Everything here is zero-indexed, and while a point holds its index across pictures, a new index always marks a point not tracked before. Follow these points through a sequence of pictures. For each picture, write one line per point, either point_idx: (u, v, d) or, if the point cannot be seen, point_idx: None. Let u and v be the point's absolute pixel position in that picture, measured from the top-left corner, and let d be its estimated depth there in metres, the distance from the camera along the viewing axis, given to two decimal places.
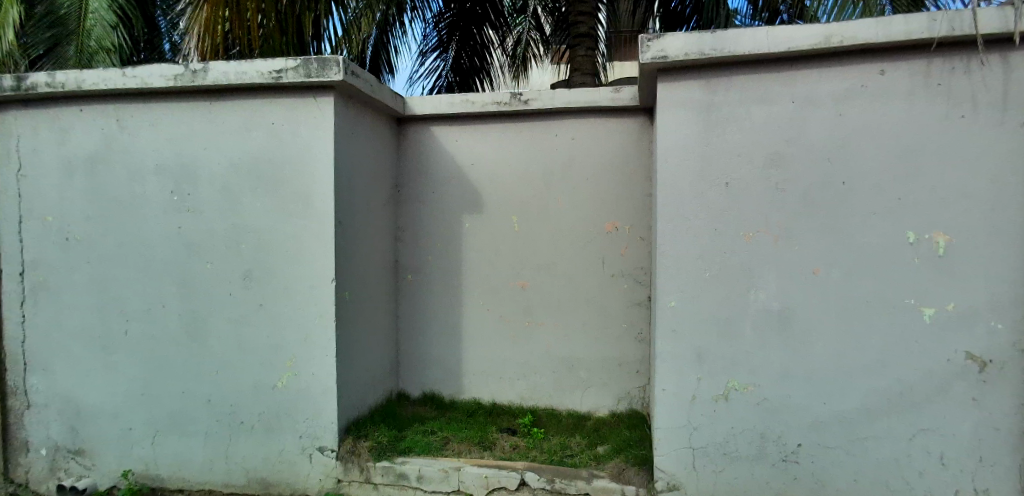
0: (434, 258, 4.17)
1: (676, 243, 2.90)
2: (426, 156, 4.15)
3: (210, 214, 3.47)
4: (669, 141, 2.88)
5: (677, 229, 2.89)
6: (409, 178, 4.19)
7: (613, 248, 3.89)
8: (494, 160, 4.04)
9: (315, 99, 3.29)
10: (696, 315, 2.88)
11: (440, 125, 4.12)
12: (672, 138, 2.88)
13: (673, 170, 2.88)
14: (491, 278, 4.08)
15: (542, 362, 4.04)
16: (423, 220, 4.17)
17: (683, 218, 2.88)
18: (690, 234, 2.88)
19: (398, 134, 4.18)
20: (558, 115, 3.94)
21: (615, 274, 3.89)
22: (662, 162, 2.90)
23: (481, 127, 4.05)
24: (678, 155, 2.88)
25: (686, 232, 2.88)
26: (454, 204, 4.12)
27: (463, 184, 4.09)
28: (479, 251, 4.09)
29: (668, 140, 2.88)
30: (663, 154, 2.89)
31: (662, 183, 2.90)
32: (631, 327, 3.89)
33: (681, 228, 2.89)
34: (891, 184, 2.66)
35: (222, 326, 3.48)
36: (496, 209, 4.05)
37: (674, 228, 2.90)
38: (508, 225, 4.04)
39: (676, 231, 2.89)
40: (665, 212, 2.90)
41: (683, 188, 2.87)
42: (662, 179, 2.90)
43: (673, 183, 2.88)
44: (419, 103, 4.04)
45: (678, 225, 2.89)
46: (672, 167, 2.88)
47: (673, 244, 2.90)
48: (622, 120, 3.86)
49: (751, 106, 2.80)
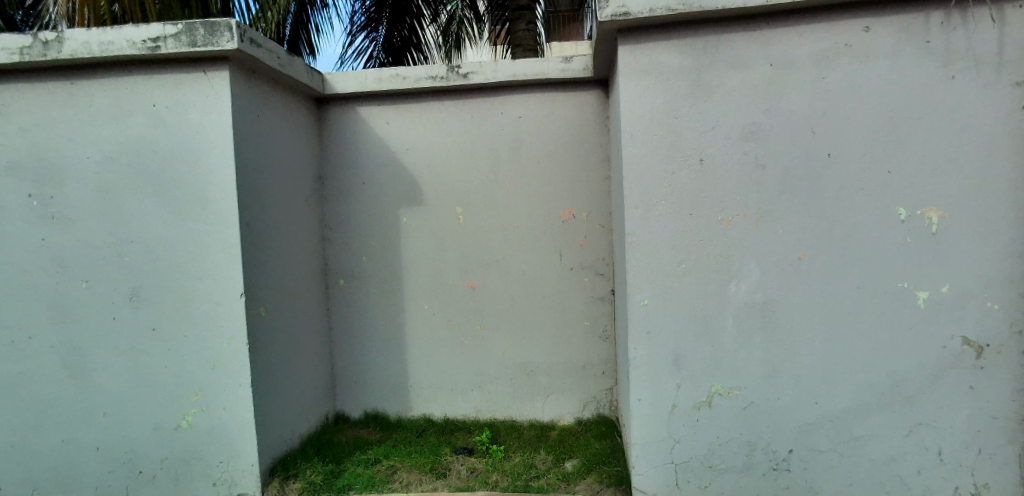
0: (368, 259, 3.64)
1: (648, 232, 2.51)
2: (352, 142, 3.60)
3: (79, 222, 2.76)
4: (634, 115, 2.49)
5: (648, 216, 2.51)
6: (334, 168, 3.62)
7: (570, 239, 3.49)
8: (432, 145, 3.54)
9: (205, 73, 2.67)
10: (671, 314, 2.53)
11: (367, 105, 3.57)
12: (638, 111, 2.48)
13: (640, 148, 2.49)
14: (436, 278, 3.61)
15: (498, 369, 3.62)
16: (354, 216, 3.63)
17: (654, 204, 2.50)
18: (662, 222, 2.50)
19: (319, 117, 3.60)
20: (503, 91, 3.49)
21: (574, 268, 3.50)
22: (627, 140, 2.50)
23: (416, 107, 3.54)
24: (645, 130, 2.48)
25: (658, 219, 2.50)
26: (388, 196, 3.59)
27: (398, 173, 3.57)
28: (420, 248, 3.60)
29: (633, 113, 2.48)
30: (628, 129, 2.49)
31: (628, 164, 2.51)
32: (593, 325, 3.52)
33: (652, 215, 2.51)
34: (879, 156, 2.38)
35: (105, 359, 2.82)
36: (437, 201, 3.56)
37: (643, 216, 2.51)
38: (452, 218, 3.56)
39: (647, 219, 2.51)
40: (634, 198, 2.51)
41: (651, 168, 2.49)
42: (628, 160, 2.51)
43: (643, 164, 2.49)
44: (341, 80, 3.47)
45: (649, 212, 2.51)
46: (639, 146, 2.49)
47: (645, 234, 2.52)
48: (573, 95, 3.45)
49: (724, 71, 2.43)
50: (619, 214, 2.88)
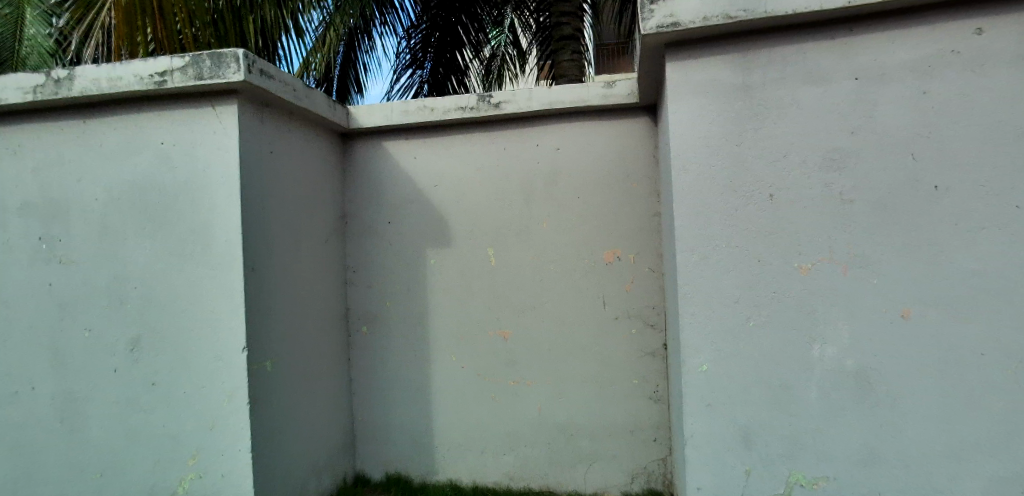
0: (392, 304, 3.35)
1: (704, 282, 2.07)
2: (377, 178, 3.36)
3: (86, 265, 2.61)
4: (686, 142, 2.09)
5: (705, 262, 2.07)
6: (358, 205, 3.39)
7: (615, 283, 3.08)
8: (461, 180, 3.25)
9: (213, 106, 2.52)
10: (738, 383, 2.05)
11: (393, 139, 3.34)
12: (691, 136, 2.08)
13: (693, 180, 2.08)
14: (465, 326, 3.26)
15: (533, 431, 3.20)
16: (378, 258, 3.37)
17: (711, 247, 2.06)
18: (722, 269, 2.05)
19: (344, 152, 3.39)
20: (538, 120, 3.18)
21: (619, 317, 3.08)
22: (678, 171, 2.10)
23: (444, 140, 3.27)
24: (699, 159, 2.07)
25: (716, 265, 2.06)
26: (414, 236, 3.31)
27: (425, 211, 3.30)
28: (447, 293, 3.28)
29: (685, 140, 2.09)
30: (680, 158, 2.09)
31: (679, 199, 2.09)
32: (643, 383, 3.06)
33: (710, 261, 2.07)
34: (1005, 187, 1.87)
35: (104, 413, 2.61)
36: (466, 241, 3.25)
37: (698, 261, 2.08)
38: (483, 259, 3.23)
39: (705, 265, 2.07)
40: (687, 239, 2.09)
41: (710, 204, 2.06)
42: (679, 195, 2.09)
43: (698, 199, 2.07)
44: (366, 113, 3.26)
45: (706, 258, 2.07)
46: (693, 178, 2.08)
47: (701, 284, 2.08)
48: (616, 123, 3.10)
49: (796, 87, 2.01)
50: (671, 257, 2.46)
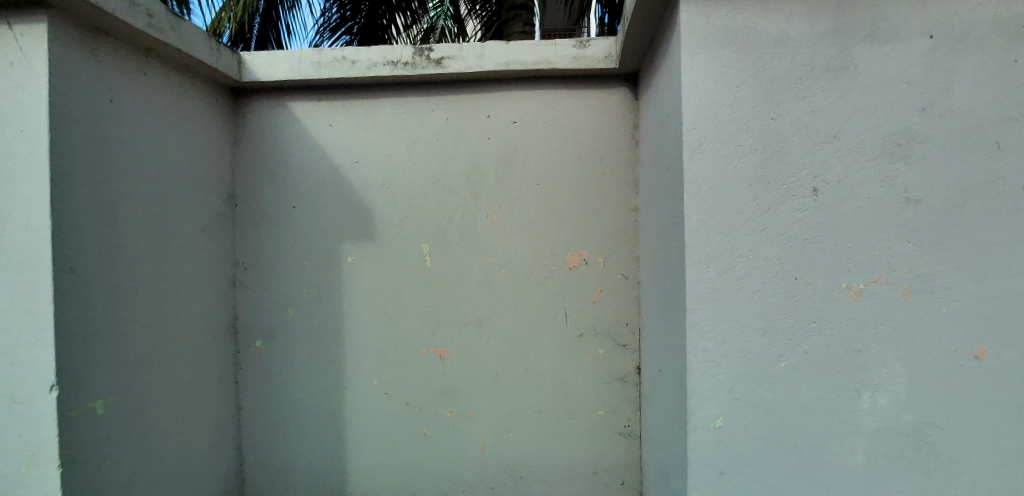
0: (297, 314, 2.61)
1: (722, 307, 1.51)
2: (280, 149, 2.58)
3: None
4: (704, 113, 1.51)
5: (723, 281, 1.51)
6: (252, 184, 2.59)
7: (580, 293, 2.49)
8: (390, 157, 2.54)
9: (8, 24, 1.69)
10: (756, 442, 1.52)
11: (302, 100, 2.56)
12: (710, 106, 1.51)
13: (711, 166, 1.51)
14: (392, 343, 2.58)
15: (474, 474, 2.57)
16: (279, 253, 2.60)
17: (732, 260, 1.50)
18: (746, 291, 1.50)
19: (235, 114, 2.58)
20: (491, 86, 2.52)
21: (584, 335, 2.50)
22: (691, 152, 1.52)
23: (370, 105, 2.55)
24: (721, 138, 1.50)
25: (739, 285, 1.51)
26: (328, 227, 2.58)
27: (342, 195, 2.56)
28: (370, 301, 2.57)
29: (703, 110, 1.51)
30: (694, 135, 1.51)
31: (691, 192, 1.52)
32: (610, 415, 2.51)
33: (729, 279, 1.51)
34: None
35: None
36: (395, 235, 2.55)
37: (714, 279, 1.51)
38: (416, 259, 2.55)
39: (722, 285, 1.51)
40: (698, 247, 1.52)
41: (732, 200, 1.50)
42: (690, 186, 1.51)
43: (717, 192, 1.50)
44: (265, 62, 2.47)
45: (724, 274, 1.51)
46: (711, 163, 1.51)
47: (716, 310, 1.52)
48: (588, 94, 2.49)
49: (854, 43, 1.47)
50: (662, 266, 1.89)
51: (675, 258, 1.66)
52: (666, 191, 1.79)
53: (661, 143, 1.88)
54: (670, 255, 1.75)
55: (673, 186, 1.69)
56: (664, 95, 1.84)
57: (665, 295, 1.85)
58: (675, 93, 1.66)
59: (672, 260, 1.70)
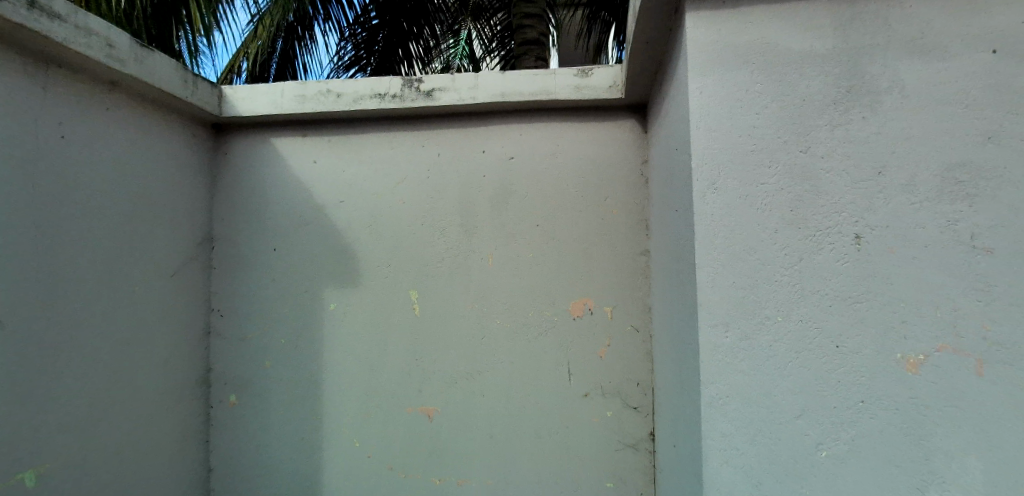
0: (274, 366, 2.38)
1: (744, 380, 1.23)
2: (261, 188, 2.41)
3: None
4: (716, 145, 1.27)
5: (745, 347, 1.23)
6: (231, 225, 2.42)
7: (584, 346, 2.22)
8: (377, 195, 2.35)
9: None
10: None
11: (286, 135, 2.41)
12: (723, 136, 1.27)
13: (727, 208, 1.25)
14: (375, 399, 2.33)
15: None
16: (257, 299, 2.40)
17: (756, 322, 1.23)
18: (774, 360, 1.22)
19: (216, 151, 2.44)
20: (486, 118, 2.32)
21: (589, 393, 2.21)
22: (702, 190, 1.27)
23: (357, 140, 2.38)
24: (738, 174, 1.25)
25: (765, 353, 1.22)
26: (309, 271, 2.37)
27: (325, 237, 2.37)
28: (352, 352, 2.34)
29: (715, 141, 1.27)
30: (705, 170, 1.27)
31: (702, 238, 1.27)
32: (620, 487, 2.19)
33: (753, 344, 1.23)
34: None
35: None
36: (381, 280, 2.33)
37: (733, 346, 1.23)
38: (402, 307, 2.32)
39: (744, 351, 1.23)
40: (712, 306, 1.25)
41: (753, 248, 1.24)
42: (701, 231, 1.27)
43: (734, 239, 1.24)
44: (247, 97, 2.33)
45: (746, 341, 1.23)
46: (726, 204, 1.25)
47: (737, 383, 1.23)
48: (591, 126, 2.27)
49: (897, 60, 1.23)
50: (673, 322, 1.62)
51: (687, 315, 1.39)
52: (677, 234, 1.53)
53: (670, 180, 1.64)
54: (681, 311, 1.48)
55: (684, 229, 1.43)
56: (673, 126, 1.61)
57: (677, 357, 1.57)
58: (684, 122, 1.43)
59: (684, 317, 1.44)
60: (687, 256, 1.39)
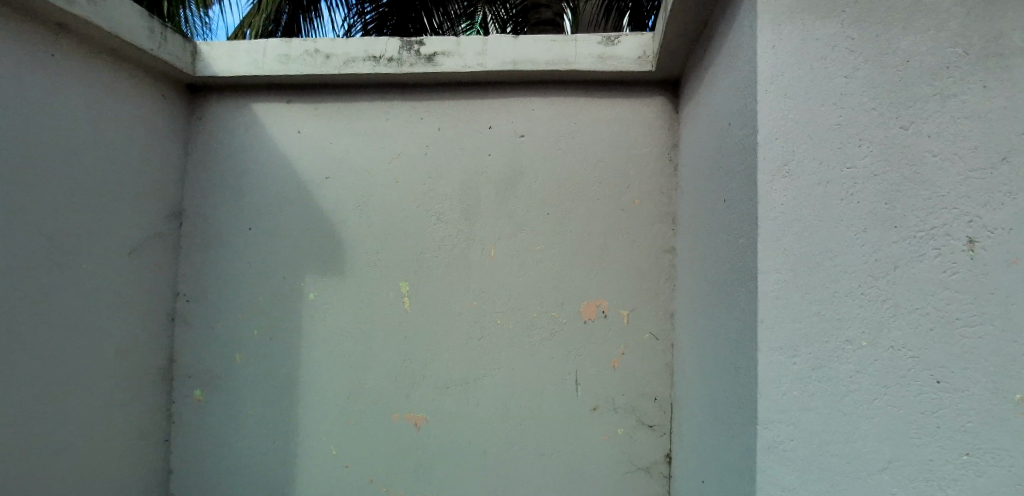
0: (245, 360, 2.13)
1: (815, 422, 0.95)
2: (238, 159, 2.14)
3: None
4: (790, 116, 0.99)
5: (818, 380, 0.95)
6: (204, 200, 2.15)
7: (595, 354, 1.95)
8: (368, 173, 2.08)
9: None
10: None
11: (268, 101, 2.13)
12: (801, 106, 0.99)
13: (801, 198, 0.97)
14: (356, 402, 2.07)
15: None
16: (229, 285, 2.14)
17: (833, 349, 0.95)
18: (856, 398, 0.94)
19: (190, 115, 2.16)
20: (495, 90, 2.04)
21: (598, 407, 1.94)
22: (769, 174, 1.00)
23: (348, 109, 2.10)
24: (818, 155, 0.97)
25: (843, 389, 0.95)
26: (287, 255, 2.11)
27: (307, 218, 2.10)
28: (332, 348, 2.08)
29: (789, 112, 0.99)
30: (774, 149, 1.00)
31: (766, 236, 0.99)
32: None
33: (828, 376, 0.95)
34: None
35: None
36: (368, 269, 2.06)
37: (800, 376, 0.96)
38: (391, 301, 2.05)
39: (813, 385, 0.95)
40: (777, 324, 0.98)
41: (832, 250, 0.96)
42: (766, 228, 0.99)
43: (810, 239, 0.97)
44: (224, 55, 2.05)
45: (818, 372, 0.95)
46: (801, 192, 0.98)
47: (804, 425, 0.96)
48: (614, 103, 1.99)
49: None
50: (710, 336, 1.35)
51: (735, 331, 1.11)
52: (722, 230, 1.26)
53: (714, 164, 1.36)
54: (724, 324, 1.21)
55: (736, 223, 1.15)
56: (723, 99, 1.33)
57: (715, 379, 1.30)
58: (742, 90, 1.15)
59: (729, 334, 1.16)
60: (739, 256, 1.11)
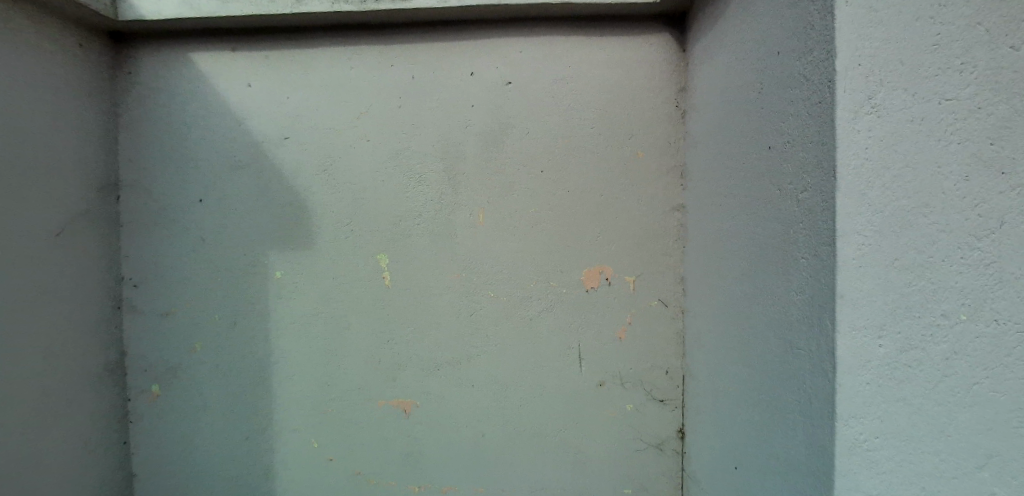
0: (207, 350, 1.89)
1: (904, 414, 0.92)
2: (180, 120, 1.84)
3: None
4: (875, 47, 0.90)
5: (910, 366, 0.92)
6: (142, 169, 1.85)
7: (598, 325, 1.78)
8: (333, 132, 1.81)
9: None
10: None
11: (209, 50, 1.82)
12: (891, 34, 0.90)
13: (890, 143, 0.90)
14: (337, 391, 1.87)
15: None
16: (182, 266, 1.87)
17: (926, 325, 0.91)
18: (954, 385, 0.91)
19: (116, 69, 1.83)
20: (476, 30, 1.77)
21: (603, 383, 1.79)
22: (852, 113, 0.90)
23: (306, 58, 1.81)
24: (907, 93, 0.90)
25: (938, 376, 0.91)
26: (247, 230, 1.85)
27: (267, 186, 1.83)
28: (306, 333, 1.86)
29: (873, 40, 0.90)
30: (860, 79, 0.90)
31: (847, 191, 0.90)
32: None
33: (920, 360, 0.92)
34: None
35: None
36: (341, 243, 1.82)
37: (884, 363, 0.91)
38: (368, 277, 1.83)
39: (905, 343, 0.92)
40: (861, 299, 0.91)
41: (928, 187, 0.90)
42: (845, 182, 0.90)
43: (900, 191, 0.90)
44: None
45: (908, 354, 0.91)
46: (887, 137, 0.90)
47: (889, 424, 0.92)
48: (614, 42, 1.75)
49: None
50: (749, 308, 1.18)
51: (806, 298, 0.96)
52: (771, 183, 1.06)
53: (755, 106, 1.15)
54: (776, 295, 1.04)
55: (804, 172, 0.97)
56: (763, 24, 1.12)
57: (756, 357, 1.14)
58: (811, 7, 0.95)
59: (793, 304, 1.00)
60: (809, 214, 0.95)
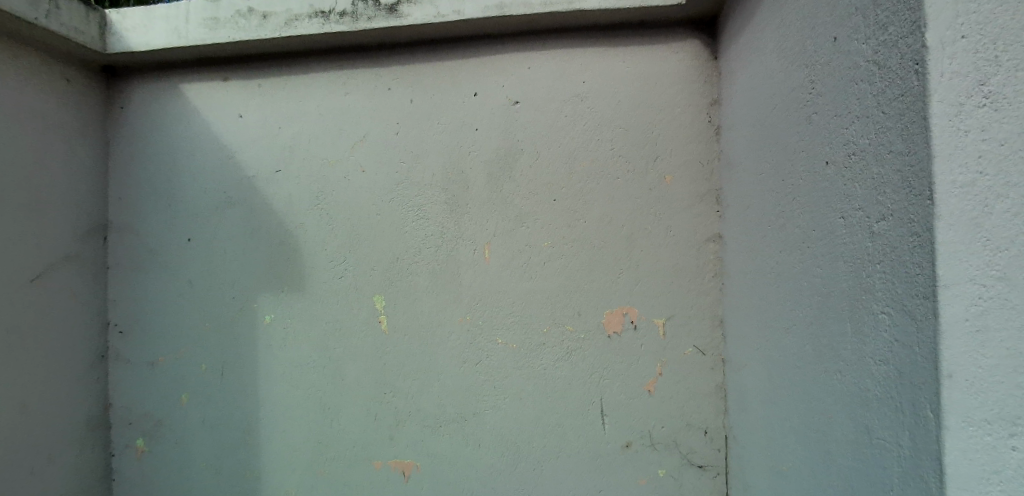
0: (194, 400, 1.74)
1: None
2: (171, 155, 1.74)
3: None
4: (987, 13, 0.67)
5: None
6: (132, 207, 1.76)
7: (623, 377, 1.53)
8: (327, 162, 1.66)
9: None
10: None
11: (200, 80, 1.73)
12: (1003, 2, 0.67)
13: (1019, 146, 0.66)
14: (331, 449, 1.67)
15: None
16: (169, 310, 1.75)
17: None
18: None
19: (109, 106, 1.77)
20: (479, 47, 1.61)
21: (631, 445, 1.53)
22: (955, 108, 0.66)
23: (299, 84, 1.68)
24: None
25: None
26: (237, 270, 1.71)
27: (257, 222, 1.69)
28: (298, 383, 1.68)
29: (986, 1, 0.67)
30: (966, 57, 0.67)
31: (952, 218, 0.66)
32: None
33: None
34: None
35: None
36: (335, 284, 1.66)
37: (1018, 475, 0.65)
38: (364, 321, 1.65)
39: None
40: (980, 380, 0.66)
41: None
42: (949, 208, 0.66)
43: None
44: (139, 23, 1.65)
45: None
46: (1013, 139, 0.66)
47: None
48: (633, 53, 1.55)
49: None
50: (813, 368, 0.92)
51: (891, 374, 0.73)
52: (841, 206, 0.83)
53: (809, 113, 0.92)
54: (863, 362, 0.79)
55: (878, 194, 0.75)
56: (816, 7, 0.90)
57: (829, 435, 0.88)
58: None
59: (873, 379, 0.77)
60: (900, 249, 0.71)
